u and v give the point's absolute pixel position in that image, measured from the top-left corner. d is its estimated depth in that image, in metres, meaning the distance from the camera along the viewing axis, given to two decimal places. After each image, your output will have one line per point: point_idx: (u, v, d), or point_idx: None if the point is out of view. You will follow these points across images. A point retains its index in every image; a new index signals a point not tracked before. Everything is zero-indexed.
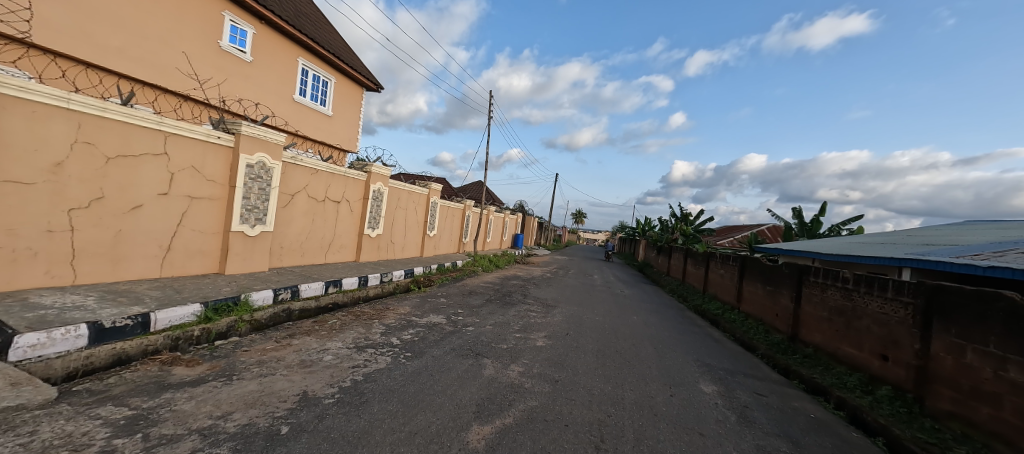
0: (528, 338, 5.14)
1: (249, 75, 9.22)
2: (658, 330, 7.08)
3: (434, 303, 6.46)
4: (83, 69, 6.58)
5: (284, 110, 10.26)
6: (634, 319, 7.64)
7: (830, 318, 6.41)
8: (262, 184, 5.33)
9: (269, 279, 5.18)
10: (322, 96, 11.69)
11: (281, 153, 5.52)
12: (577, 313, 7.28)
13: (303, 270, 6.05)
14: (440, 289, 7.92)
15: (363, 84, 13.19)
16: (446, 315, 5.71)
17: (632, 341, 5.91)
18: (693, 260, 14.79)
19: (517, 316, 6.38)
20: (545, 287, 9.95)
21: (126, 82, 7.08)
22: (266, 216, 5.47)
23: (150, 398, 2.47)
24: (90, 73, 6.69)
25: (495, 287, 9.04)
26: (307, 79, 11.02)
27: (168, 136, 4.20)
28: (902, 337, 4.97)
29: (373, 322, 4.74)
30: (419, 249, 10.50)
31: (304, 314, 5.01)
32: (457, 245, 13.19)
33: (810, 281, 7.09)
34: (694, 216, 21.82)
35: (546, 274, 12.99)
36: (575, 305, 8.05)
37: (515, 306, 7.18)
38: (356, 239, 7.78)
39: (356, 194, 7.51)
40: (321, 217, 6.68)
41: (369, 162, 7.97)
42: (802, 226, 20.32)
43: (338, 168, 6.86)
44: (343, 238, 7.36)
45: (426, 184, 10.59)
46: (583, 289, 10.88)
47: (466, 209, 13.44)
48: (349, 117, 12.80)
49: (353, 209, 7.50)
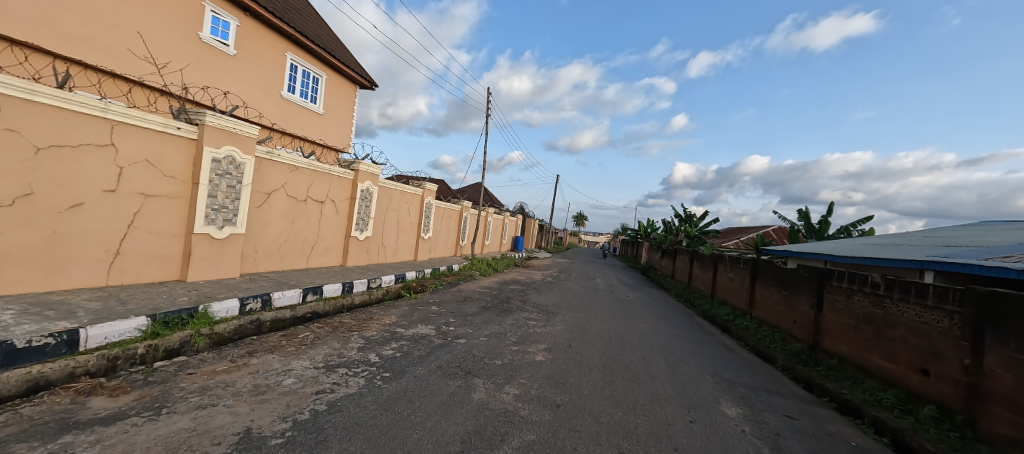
0: (526, 352, 4.59)
1: (233, 69, 8.75)
2: (668, 339, 6.52)
3: (425, 312, 5.93)
4: (7, 45, 5.59)
5: (271, 107, 9.78)
6: (641, 328, 7.08)
7: (856, 327, 5.85)
8: (231, 182, 4.84)
9: (237, 287, 4.66)
10: (312, 93, 11.23)
11: (253, 148, 5.04)
12: (580, 321, 6.74)
13: (279, 276, 5.52)
14: (433, 295, 7.37)
15: (356, 81, 12.72)
16: (435, 325, 5.18)
17: (640, 352, 5.37)
18: (699, 262, 14.23)
19: (514, 326, 5.83)
20: (546, 292, 9.39)
21: (63, 63, 6.14)
22: (236, 216, 4.97)
23: (41, 444, 1.94)
24: (15, 50, 5.70)
25: (493, 292, 8.52)
26: (296, 74, 10.55)
27: (116, 125, 3.70)
28: (947, 350, 4.41)
29: (351, 335, 4.20)
30: (412, 253, 9.97)
31: (275, 326, 4.50)
32: (454, 248, 12.67)
33: (833, 286, 6.54)
34: (698, 218, 21.29)
35: (547, 278, 12.46)
36: (578, 311, 7.51)
37: (513, 314, 6.63)
38: (343, 242, 7.27)
39: (342, 193, 7.03)
40: (302, 218, 6.19)
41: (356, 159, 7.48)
42: (810, 227, 19.73)
43: (321, 165, 6.37)
44: (327, 241, 6.86)
45: (420, 184, 10.08)
46: (586, 294, 10.33)
47: (463, 210, 12.94)
48: (342, 116, 12.32)
49: (339, 211, 7.01)
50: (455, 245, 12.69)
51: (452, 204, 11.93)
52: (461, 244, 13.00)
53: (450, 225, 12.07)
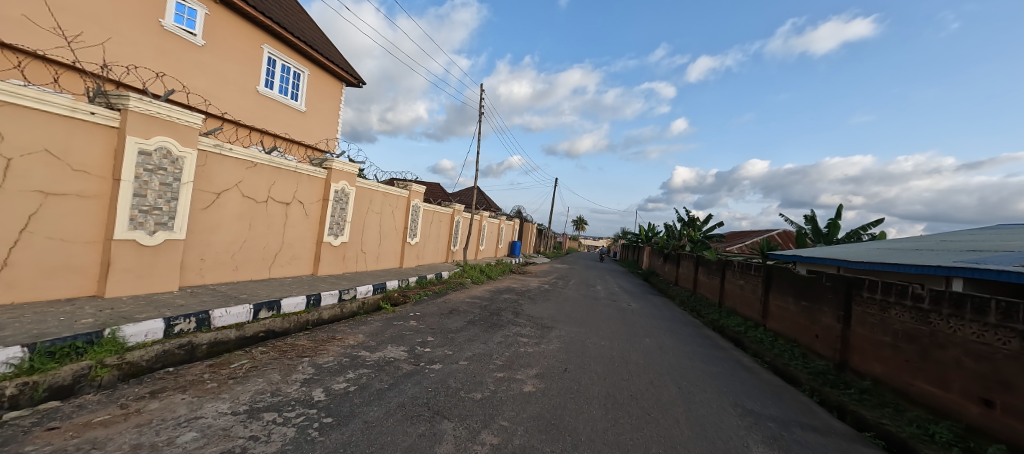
0: (513, 380, 3.84)
1: (202, 61, 8.09)
2: (677, 358, 5.77)
3: (400, 328, 5.18)
4: None
5: (247, 103, 9.10)
6: (647, 344, 6.31)
7: (895, 345, 5.10)
8: (164, 178, 4.55)
9: (170, 303, 3.92)
10: (293, 90, 10.54)
11: (191, 139, 4.77)
12: (578, 337, 5.99)
13: (231, 288, 4.78)
14: (414, 308, 6.63)
15: (342, 78, 12.06)
16: (408, 346, 4.43)
17: (648, 376, 4.62)
18: (705, 268, 13.47)
19: (502, 344, 5.09)
20: (541, 302, 8.63)
21: None
22: (173, 220, 4.70)
23: None
24: None
25: (482, 303, 7.78)
26: (274, 69, 9.89)
27: (7, 107, 3.35)
28: (1018, 378, 3.66)
29: (299, 363, 3.46)
30: (397, 260, 9.25)
31: (214, 350, 3.80)
32: (445, 254, 11.92)
33: (863, 298, 5.80)
34: (701, 221, 20.57)
35: (544, 286, 11.67)
36: (576, 325, 6.75)
37: (502, 330, 5.88)
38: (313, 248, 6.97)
39: (310, 194, 6.81)
40: (259, 222, 5.98)
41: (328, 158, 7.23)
42: (818, 231, 19.02)
43: (282, 163, 6.18)
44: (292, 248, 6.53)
45: (406, 185, 9.37)
46: (585, 303, 9.55)
47: (455, 214, 12.22)
48: (326, 114, 11.62)
49: (307, 214, 6.79)
50: (445, 251, 11.95)
51: (443, 207, 11.21)
52: (452, 250, 12.26)
53: (440, 229, 11.34)
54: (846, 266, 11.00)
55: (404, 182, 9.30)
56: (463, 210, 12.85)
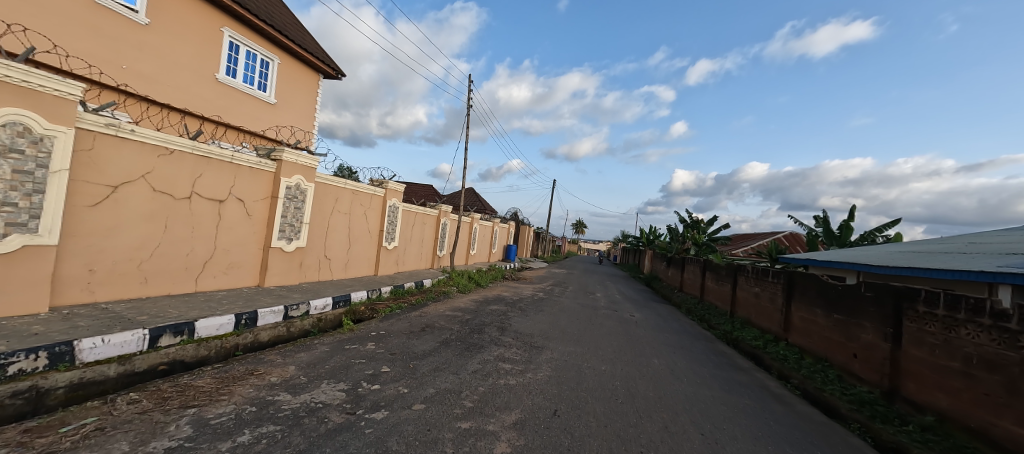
0: (482, 436, 2.81)
1: (146, 42, 7.12)
2: (695, 387, 4.74)
3: (350, 354, 4.15)
4: None
5: (204, 92, 8.12)
6: (657, 368, 5.28)
7: (969, 374, 4.07)
8: (20, 163, 3.23)
9: (21, 331, 2.90)
10: (261, 79, 9.57)
11: (65, 114, 3.48)
12: (574, 361, 4.96)
13: (133, 308, 3.77)
14: (381, 325, 5.59)
15: (318, 69, 11.10)
16: (352, 382, 3.41)
17: (662, 419, 3.59)
18: (713, 274, 12.44)
19: (478, 375, 4.07)
20: (533, 315, 7.61)
21: None
22: (39, 220, 3.37)
23: None
24: None
25: (465, 317, 6.75)
26: (238, 56, 8.92)
27: None
28: None
29: (171, 422, 2.44)
30: (372, 267, 8.21)
31: (75, 394, 2.74)
32: (430, 260, 10.91)
33: (917, 314, 4.79)
34: (706, 223, 19.58)
35: (538, 294, 10.66)
36: (572, 344, 5.72)
37: (482, 353, 4.85)
38: (259, 254, 5.78)
39: (253, 190, 5.58)
40: (180, 223, 4.69)
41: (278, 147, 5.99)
42: (830, 233, 18.02)
43: (213, 151, 4.93)
44: (229, 256, 5.33)
45: (382, 183, 8.37)
46: (583, 314, 8.52)
47: (442, 216, 11.23)
48: (300, 107, 10.66)
49: (250, 214, 5.57)
50: (430, 256, 10.93)
51: (428, 207, 10.22)
52: (438, 255, 11.24)
53: (424, 233, 10.33)
54: (865, 271, 10.09)
55: (380, 180, 8.32)
56: (450, 212, 11.86)
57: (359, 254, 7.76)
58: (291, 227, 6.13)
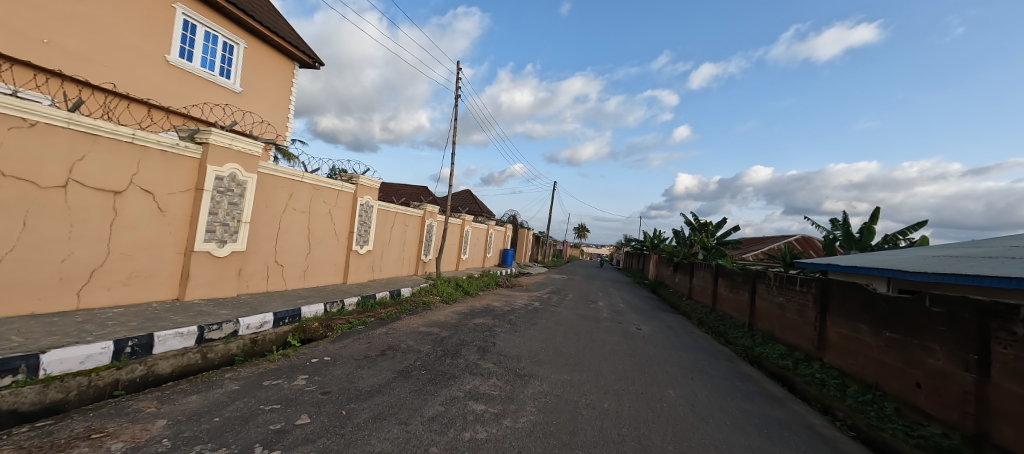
0: None
1: (76, 14, 6.16)
2: (724, 432, 3.65)
3: (266, 394, 3.10)
4: None
5: (150, 74, 7.15)
6: (673, 404, 4.17)
7: None
8: None
9: None
10: (224, 65, 8.60)
11: None
12: (567, 397, 3.88)
13: None
14: (330, 346, 4.54)
15: (292, 56, 10.14)
16: (239, 447, 2.34)
17: None
18: (727, 281, 11.30)
19: (434, 424, 3.00)
20: (523, 330, 6.53)
21: None
22: None
23: None
24: None
25: (441, 334, 5.69)
26: (195, 37, 7.95)
27: None
28: None
29: None
30: (338, 274, 7.17)
31: None
32: (414, 265, 9.88)
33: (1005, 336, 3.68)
34: (715, 226, 18.44)
35: (533, 303, 9.56)
36: (566, 370, 4.64)
37: (449, 387, 3.78)
38: (179, 259, 4.81)
39: (167, 179, 4.59)
40: (52, 220, 3.65)
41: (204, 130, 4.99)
42: (848, 236, 16.86)
43: (104, 129, 3.90)
44: (136, 262, 4.37)
45: (352, 179, 7.35)
46: (583, 329, 7.43)
47: (427, 217, 10.17)
48: (270, 97, 9.70)
49: (162, 209, 4.60)
50: (413, 262, 9.87)
51: (410, 207, 9.19)
52: (423, 260, 10.17)
53: (404, 235, 9.27)
54: (898, 278, 9.00)
55: (350, 174, 7.31)
56: (437, 213, 10.80)
57: (322, 259, 6.72)
58: (225, 226, 5.14)
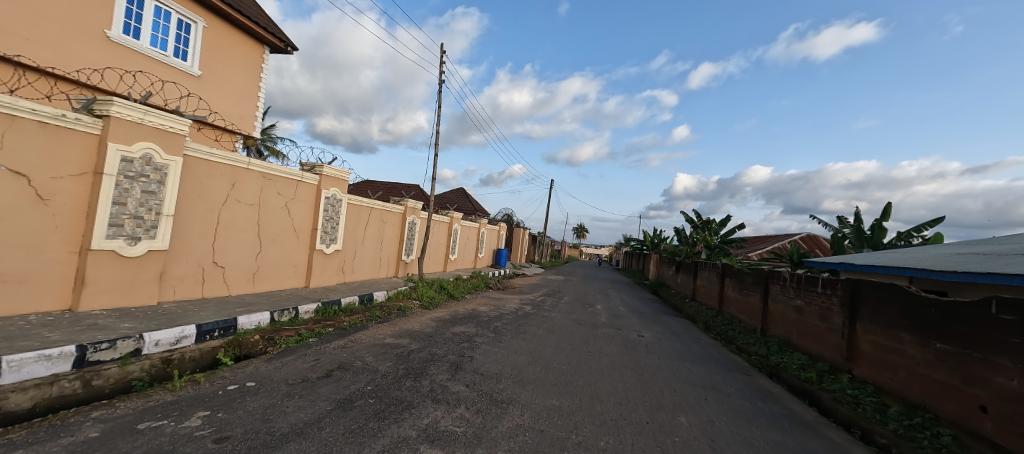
0: None
1: None
2: None
3: (131, 444, 2.23)
4: None
5: (86, 51, 6.33)
6: (688, 439, 3.31)
7: None
8: None
9: None
10: (180, 45, 7.78)
11: None
12: (552, 434, 3.03)
13: None
14: (264, 366, 3.69)
15: (261, 39, 9.30)
16: None
17: None
18: (735, 282, 10.46)
19: None
20: (509, 340, 5.67)
21: None
22: None
23: None
24: None
25: (410, 347, 4.84)
26: (144, 13, 7.12)
27: None
28: None
29: None
30: (297, 276, 6.31)
31: None
32: (394, 266, 9.06)
33: None
34: (719, 223, 17.61)
35: (525, 307, 8.70)
36: (554, 395, 3.79)
37: (400, 423, 2.93)
38: (73, 258, 3.93)
39: (47, 158, 3.65)
40: None
41: (100, 100, 3.97)
42: (858, 233, 16.05)
43: None
44: (2, 265, 3.42)
45: (315, 168, 6.50)
46: (578, 337, 6.58)
47: (408, 213, 9.31)
48: (235, 82, 8.86)
49: (44, 196, 3.68)
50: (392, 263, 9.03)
51: (387, 203, 8.36)
52: (404, 261, 9.33)
53: (380, 233, 8.43)
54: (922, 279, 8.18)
55: (312, 164, 6.49)
56: (421, 210, 9.95)
57: (277, 260, 5.86)
58: (138, 220, 4.15)
